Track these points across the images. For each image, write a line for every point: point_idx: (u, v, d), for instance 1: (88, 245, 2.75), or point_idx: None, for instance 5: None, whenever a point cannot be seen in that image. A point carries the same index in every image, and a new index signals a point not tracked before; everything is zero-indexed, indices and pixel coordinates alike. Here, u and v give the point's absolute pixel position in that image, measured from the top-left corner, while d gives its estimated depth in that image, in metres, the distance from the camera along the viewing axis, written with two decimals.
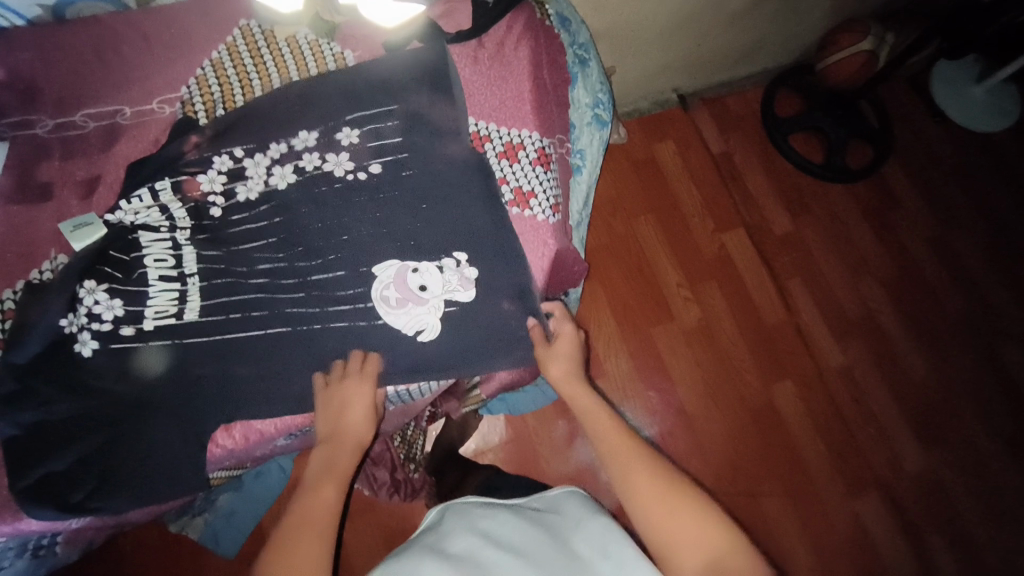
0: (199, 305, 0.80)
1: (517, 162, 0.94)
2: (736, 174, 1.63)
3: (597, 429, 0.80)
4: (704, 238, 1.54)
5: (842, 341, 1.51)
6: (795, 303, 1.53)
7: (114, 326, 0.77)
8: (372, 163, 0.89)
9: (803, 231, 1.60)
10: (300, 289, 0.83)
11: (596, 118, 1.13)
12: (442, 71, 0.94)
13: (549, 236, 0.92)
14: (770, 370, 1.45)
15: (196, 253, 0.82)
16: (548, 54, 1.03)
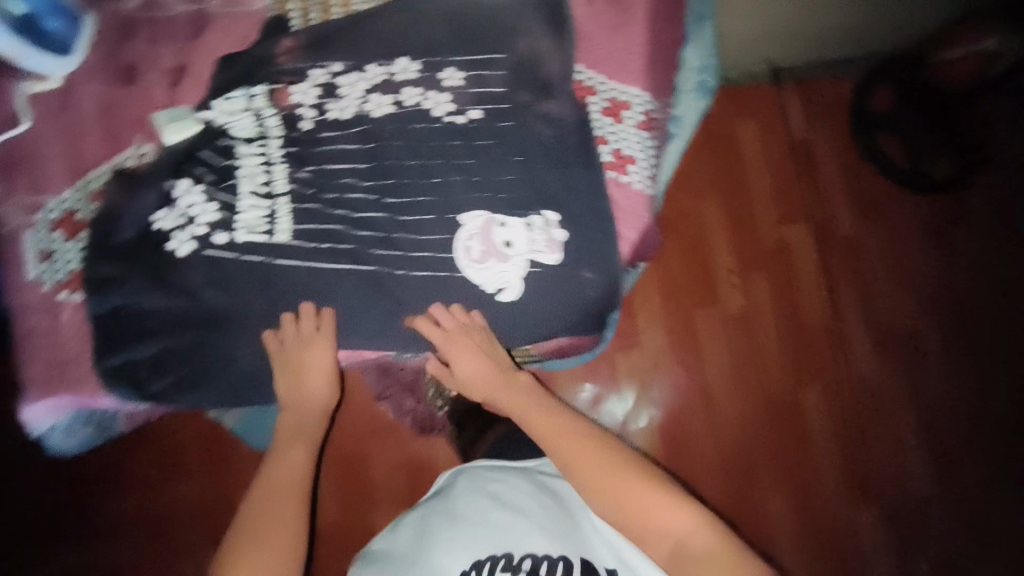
0: (292, 229, 0.77)
1: (621, 122, 0.88)
2: (816, 156, 1.32)
3: (544, 431, 0.74)
4: (759, 223, 1.34)
5: (887, 364, 1.23)
6: (845, 312, 1.26)
7: (208, 231, 0.75)
8: (473, 108, 0.85)
9: (867, 227, 1.29)
10: (388, 228, 0.81)
11: (702, 84, 1.02)
12: (558, 10, 0.88)
13: (644, 210, 0.88)
14: (802, 373, 1.24)
15: (289, 168, 0.79)
16: (672, 2, 0.93)
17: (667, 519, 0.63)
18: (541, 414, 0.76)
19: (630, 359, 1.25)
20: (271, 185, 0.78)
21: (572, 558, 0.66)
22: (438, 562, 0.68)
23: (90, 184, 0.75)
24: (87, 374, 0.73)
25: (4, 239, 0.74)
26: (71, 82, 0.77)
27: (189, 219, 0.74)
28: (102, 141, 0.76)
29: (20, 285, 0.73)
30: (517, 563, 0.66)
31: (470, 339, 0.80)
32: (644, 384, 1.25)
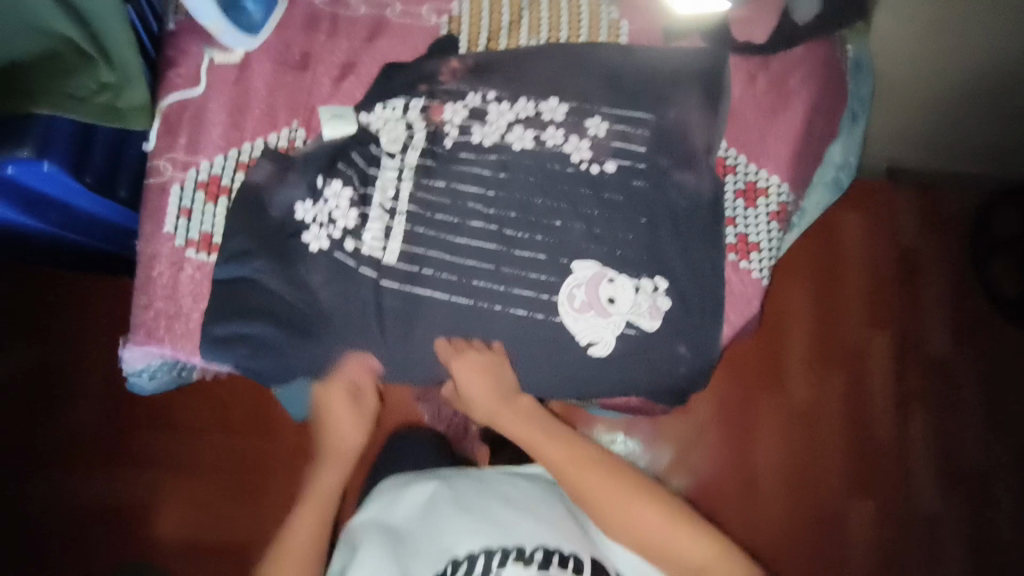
0: (399, 251, 0.79)
1: (753, 207, 0.86)
2: (914, 275, 1.40)
3: (557, 461, 0.85)
4: (862, 337, 1.36)
5: (949, 484, 1.31)
6: (917, 431, 1.33)
7: (341, 236, 0.78)
8: (609, 161, 0.85)
9: (955, 357, 1.37)
10: (497, 261, 0.81)
11: (835, 182, 0.96)
12: (717, 85, 0.88)
13: (756, 299, 0.84)
14: (857, 486, 1.30)
15: (415, 189, 0.80)
16: (830, 100, 0.91)
17: (686, 539, 0.79)
18: (559, 453, 0.85)
19: (683, 435, 1.29)
20: (398, 199, 0.80)
21: (582, 560, 0.73)
22: (445, 542, 0.75)
23: (241, 156, 0.79)
24: (194, 330, 0.76)
25: (152, 188, 0.78)
26: (248, 57, 0.82)
27: (328, 221, 0.77)
28: (262, 118, 0.81)
29: (154, 236, 0.77)
30: (528, 554, 0.72)
31: (493, 375, 0.83)
32: (699, 456, 1.28)
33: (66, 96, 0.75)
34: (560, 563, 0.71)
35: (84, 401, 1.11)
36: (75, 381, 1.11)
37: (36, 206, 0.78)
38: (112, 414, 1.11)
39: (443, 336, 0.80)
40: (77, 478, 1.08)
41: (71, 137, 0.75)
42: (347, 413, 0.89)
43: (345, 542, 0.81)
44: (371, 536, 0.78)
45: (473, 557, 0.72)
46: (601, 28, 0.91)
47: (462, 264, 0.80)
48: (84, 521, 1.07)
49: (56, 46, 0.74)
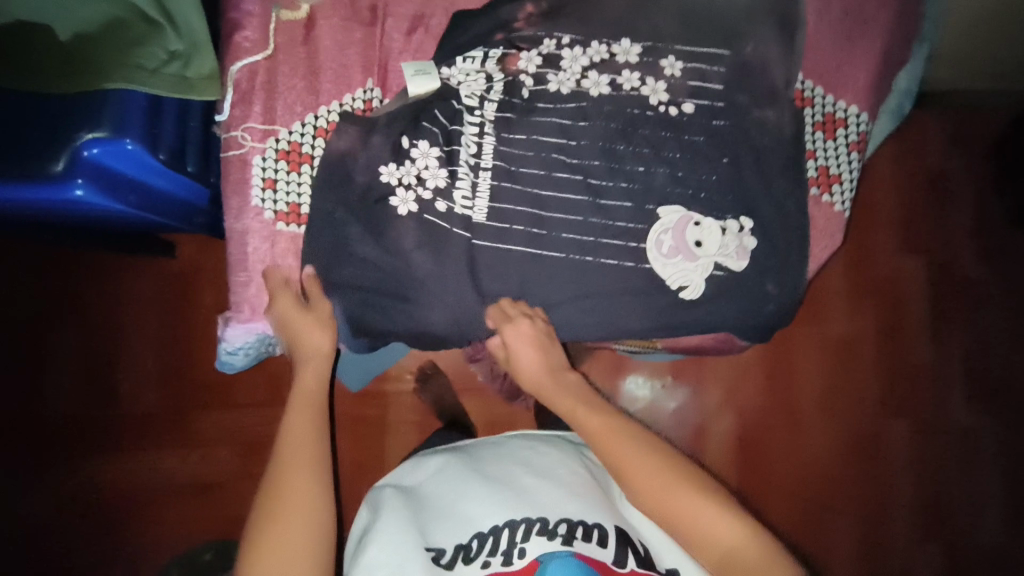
0: (487, 208, 0.78)
1: (832, 139, 0.86)
2: (948, 204, 1.40)
3: (596, 432, 0.79)
4: (904, 269, 1.38)
5: (975, 403, 1.37)
6: (948, 355, 1.38)
7: (431, 197, 0.77)
8: (687, 101, 0.83)
9: (986, 281, 1.39)
10: (586, 209, 0.80)
11: (899, 109, 0.95)
12: (792, 16, 0.86)
13: (838, 231, 0.86)
14: (893, 405, 1.35)
15: (499, 143, 0.79)
16: (903, 23, 0.89)
17: (721, 533, 0.69)
18: (601, 422, 0.79)
19: (722, 381, 1.32)
20: (480, 156, 0.78)
21: (605, 527, 0.73)
22: (468, 511, 0.76)
23: (319, 120, 0.78)
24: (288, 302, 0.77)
25: (232, 162, 0.76)
26: (314, 14, 0.79)
27: (417, 181, 0.77)
28: (337, 80, 0.78)
29: (242, 210, 0.76)
30: (552, 527, 0.72)
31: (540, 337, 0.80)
32: (740, 389, 1.32)
33: (137, 68, 0.72)
34: (583, 537, 0.71)
35: (149, 381, 1.17)
36: (136, 366, 1.18)
37: (119, 190, 0.74)
38: (173, 393, 1.17)
39: (501, 299, 0.79)
40: (156, 453, 1.16)
41: (148, 108, 0.73)
42: (296, 311, 0.75)
43: (368, 508, 0.84)
44: (394, 501, 0.81)
45: (497, 530, 0.73)
46: None
47: (550, 215, 0.80)
48: (167, 492, 1.16)
49: (122, 15, 0.72)
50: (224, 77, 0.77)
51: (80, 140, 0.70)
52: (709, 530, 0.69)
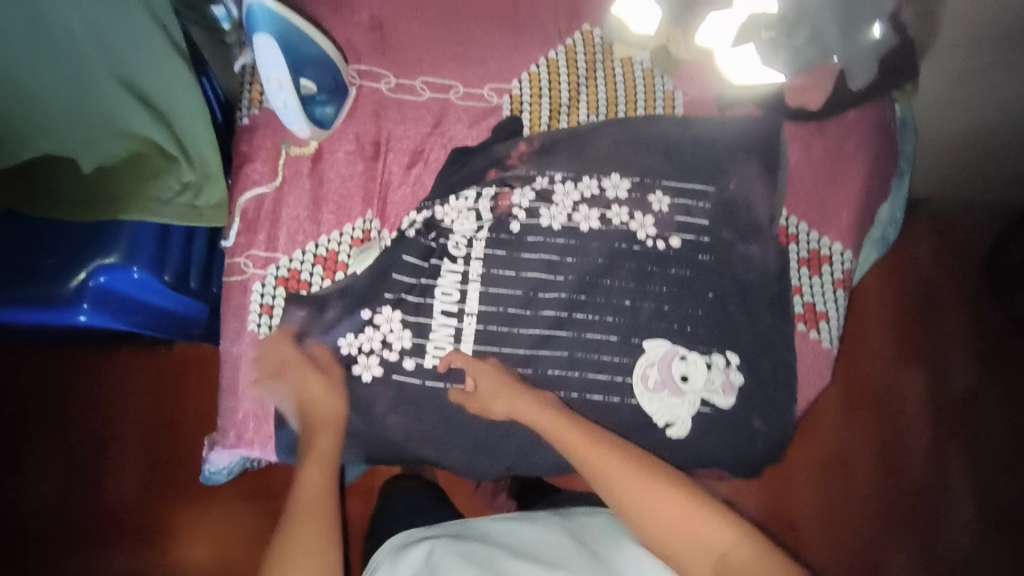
0: (473, 350, 0.80)
1: (818, 275, 0.87)
2: (939, 311, 1.35)
3: (572, 449, 0.72)
4: (903, 379, 1.32)
5: (980, 516, 1.26)
6: (950, 472, 1.28)
7: (399, 357, 0.78)
8: (673, 236, 0.86)
9: (985, 391, 1.31)
10: (566, 349, 0.82)
11: (883, 237, 0.97)
12: (775, 156, 0.89)
13: (826, 367, 0.87)
14: (896, 527, 1.25)
15: (489, 280, 0.82)
16: (884, 162, 0.93)
17: (711, 534, 0.64)
18: (576, 439, 0.72)
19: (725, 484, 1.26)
20: (462, 305, 0.81)
21: None
22: None
23: (317, 250, 0.81)
24: (265, 434, 0.77)
25: (234, 287, 0.79)
26: (320, 149, 0.83)
27: (382, 345, 0.78)
28: (337, 211, 0.82)
29: (239, 334, 0.78)
30: None
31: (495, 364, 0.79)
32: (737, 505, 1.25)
33: (153, 200, 0.75)
34: None
35: (131, 470, 1.09)
36: (120, 454, 1.10)
37: (124, 312, 0.77)
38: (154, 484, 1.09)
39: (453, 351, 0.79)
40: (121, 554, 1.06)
41: (159, 238, 0.78)
42: (313, 380, 0.76)
43: None
44: None
45: None
46: (657, 100, 0.92)
47: (532, 359, 0.81)
48: None
49: (142, 150, 0.75)
50: (231, 206, 0.81)
51: (92, 271, 0.73)
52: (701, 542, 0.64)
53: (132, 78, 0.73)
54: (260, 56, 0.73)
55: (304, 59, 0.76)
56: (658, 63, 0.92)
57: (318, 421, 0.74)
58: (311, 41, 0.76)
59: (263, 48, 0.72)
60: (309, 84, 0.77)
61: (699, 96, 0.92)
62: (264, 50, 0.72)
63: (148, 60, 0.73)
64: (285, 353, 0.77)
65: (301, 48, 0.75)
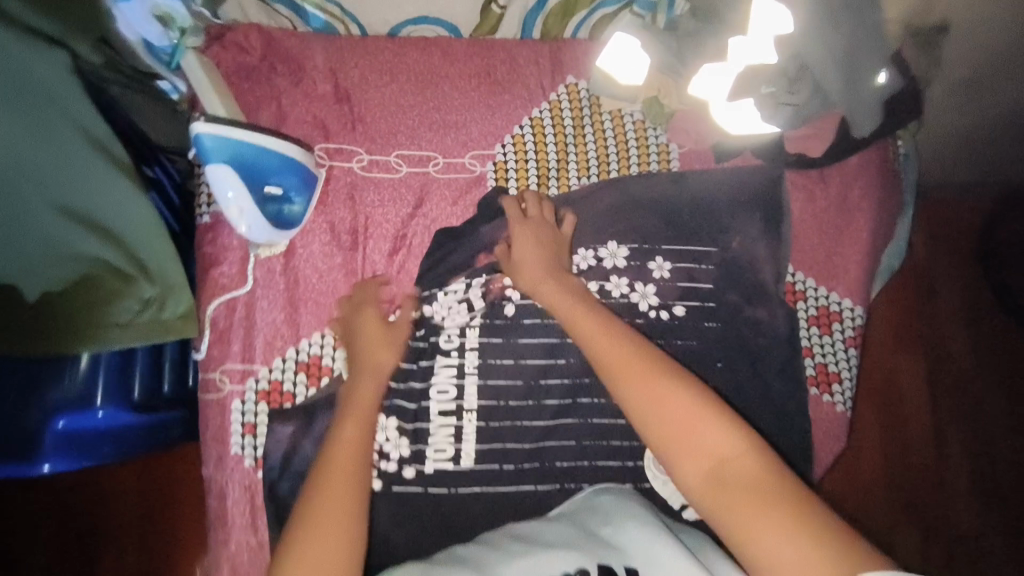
0: (475, 451, 0.76)
1: (829, 334, 0.84)
2: (939, 300, 1.23)
3: (583, 337, 0.67)
4: (900, 366, 1.20)
5: (983, 499, 1.15)
6: (953, 469, 1.16)
7: (398, 466, 0.75)
8: (677, 304, 0.82)
9: (982, 377, 1.20)
10: (572, 438, 0.77)
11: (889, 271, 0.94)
12: (777, 209, 0.85)
13: (842, 430, 0.84)
14: (902, 503, 1.14)
15: (486, 373, 0.77)
16: (890, 204, 0.88)
17: (713, 434, 0.58)
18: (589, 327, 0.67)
19: None
20: (459, 402, 0.77)
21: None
22: None
23: (297, 356, 0.75)
24: (260, 563, 0.71)
25: (210, 405, 0.73)
26: (292, 243, 0.77)
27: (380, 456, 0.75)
28: (317, 310, 0.76)
29: (222, 460, 0.73)
30: None
31: (536, 237, 0.75)
32: None
33: (109, 326, 0.68)
34: None
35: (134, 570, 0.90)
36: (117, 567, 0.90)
37: (93, 447, 0.70)
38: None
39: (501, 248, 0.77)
40: None
41: (120, 367, 0.71)
42: (372, 323, 0.72)
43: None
44: None
45: None
46: (651, 155, 0.86)
47: (538, 453, 0.77)
48: None
49: (91, 271, 0.67)
50: (200, 318, 0.74)
51: (47, 419, 0.68)
52: (706, 458, 0.57)
53: (68, 196, 0.66)
54: (214, 183, 0.67)
55: (266, 168, 0.70)
56: (649, 116, 0.86)
57: (366, 366, 0.69)
58: (268, 149, 0.69)
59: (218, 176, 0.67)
60: (276, 188, 0.71)
61: (696, 147, 0.87)
62: (218, 176, 0.67)
63: (83, 175, 0.66)
64: (302, 417, 0.73)
65: (262, 159, 0.69)
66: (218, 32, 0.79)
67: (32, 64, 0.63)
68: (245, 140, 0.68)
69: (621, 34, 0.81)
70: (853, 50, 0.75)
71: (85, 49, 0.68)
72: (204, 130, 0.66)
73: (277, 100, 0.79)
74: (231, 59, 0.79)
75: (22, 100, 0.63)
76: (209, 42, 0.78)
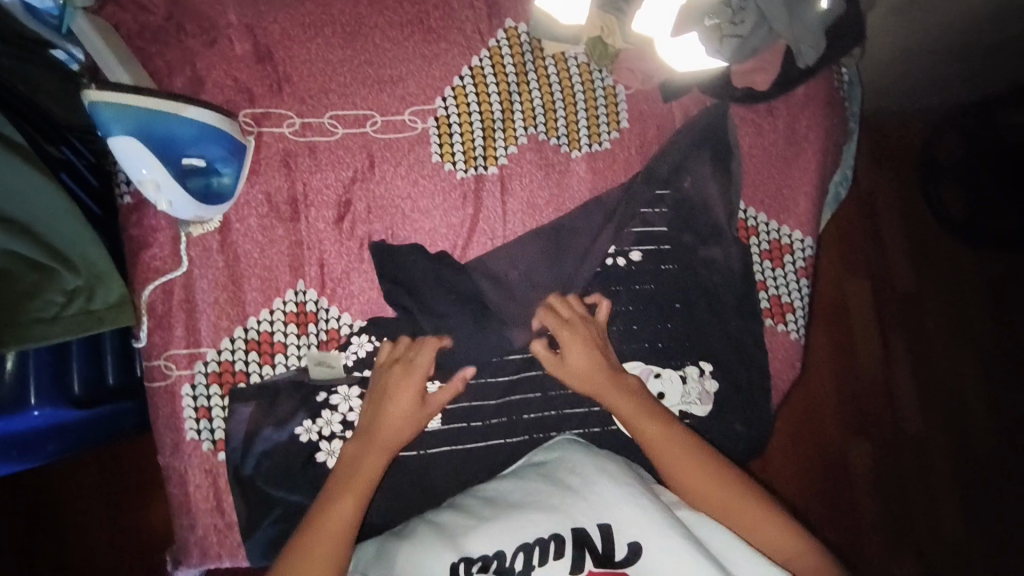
0: (441, 412, 0.76)
1: (780, 268, 0.85)
2: (883, 224, 1.26)
3: (652, 446, 0.70)
4: (848, 290, 1.23)
5: (926, 408, 1.22)
6: (899, 383, 1.22)
7: None
8: (633, 249, 0.82)
9: (922, 291, 1.25)
10: (537, 389, 0.78)
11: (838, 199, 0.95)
12: (725, 147, 0.85)
13: (796, 357, 0.86)
14: (858, 422, 1.20)
15: (447, 333, 0.75)
16: (836, 132, 0.89)
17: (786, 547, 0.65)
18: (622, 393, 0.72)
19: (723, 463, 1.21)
20: None
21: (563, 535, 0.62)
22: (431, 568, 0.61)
23: (247, 333, 0.72)
24: (234, 541, 0.71)
25: (159, 394, 0.70)
26: (227, 218, 0.72)
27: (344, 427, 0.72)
28: (262, 285, 0.73)
29: (178, 447, 0.70)
30: (509, 562, 0.60)
31: (580, 335, 0.74)
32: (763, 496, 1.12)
33: (33, 322, 0.63)
34: (540, 559, 0.60)
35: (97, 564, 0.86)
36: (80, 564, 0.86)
37: (36, 448, 0.67)
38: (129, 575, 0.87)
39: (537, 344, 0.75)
40: None
41: (53, 363, 0.67)
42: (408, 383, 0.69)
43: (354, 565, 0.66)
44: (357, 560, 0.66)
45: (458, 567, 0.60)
46: (598, 100, 0.83)
47: (505, 408, 0.77)
48: None
49: (3, 267, 0.62)
50: (136, 305, 0.70)
51: None
52: (757, 534, 0.65)
53: None
54: (124, 158, 0.62)
55: (181, 139, 0.63)
56: (593, 56, 0.83)
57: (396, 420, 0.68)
58: (180, 118, 0.63)
59: (125, 150, 0.62)
60: (197, 159, 0.65)
61: (642, 87, 0.84)
62: (123, 150, 0.61)
63: None
64: (263, 395, 0.71)
65: (175, 129, 0.63)
66: None
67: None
68: (152, 109, 0.62)
69: None
70: None
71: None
72: (98, 100, 0.59)
73: (191, 62, 0.73)
74: (133, 21, 0.72)
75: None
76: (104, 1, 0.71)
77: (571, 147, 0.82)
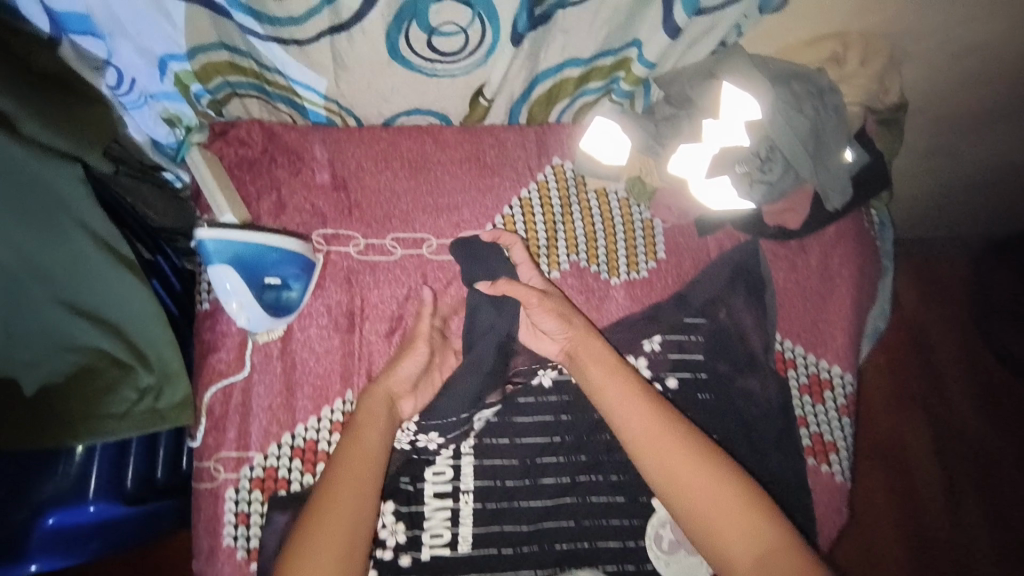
0: (472, 535, 0.75)
1: (821, 403, 0.84)
2: (942, 364, 1.22)
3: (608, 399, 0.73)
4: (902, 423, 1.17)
5: None
6: (982, 539, 1.11)
7: (393, 555, 0.72)
8: (670, 376, 0.82)
9: (978, 431, 1.18)
10: (570, 518, 0.76)
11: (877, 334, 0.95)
12: (760, 282, 0.88)
13: (843, 502, 0.82)
14: None
15: (482, 453, 0.78)
16: (871, 270, 0.91)
17: (743, 517, 0.63)
18: (603, 376, 0.73)
19: None
20: (456, 482, 0.76)
21: None
22: None
23: (292, 441, 0.75)
24: None
25: (203, 495, 0.73)
26: (290, 327, 0.78)
27: (377, 542, 0.73)
28: (312, 394, 0.77)
29: (213, 553, 0.71)
30: None
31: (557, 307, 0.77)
32: None
33: (104, 416, 0.69)
34: None
35: None
36: None
37: (80, 545, 0.69)
38: None
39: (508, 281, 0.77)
40: None
41: (114, 455, 0.72)
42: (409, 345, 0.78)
43: None
44: None
45: None
46: (636, 233, 0.90)
47: (535, 535, 0.75)
48: None
49: (90, 362, 0.69)
50: (196, 406, 0.75)
51: (36, 517, 0.67)
52: (716, 500, 0.64)
53: (67, 292, 0.66)
54: (216, 282, 0.71)
55: (266, 263, 0.72)
56: (632, 193, 0.90)
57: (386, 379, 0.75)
58: (269, 247, 0.72)
59: (220, 277, 0.71)
60: (275, 278, 0.73)
61: (679, 222, 0.91)
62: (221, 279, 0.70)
63: (83, 274, 0.66)
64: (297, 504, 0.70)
65: (260, 256, 0.72)
66: (223, 128, 0.82)
67: (37, 172, 0.62)
68: (249, 241, 0.71)
69: (601, 118, 0.86)
70: (818, 133, 0.77)
71: (99, 160, 0.66)
72: (207, 237, 0.69)
73: (278, 190, 0.83)
74: (233, 153, 0.82)
75: (30, 206, 0.62)
76: (214, 137, 0.82)
77: (610, 275, 0.88)
